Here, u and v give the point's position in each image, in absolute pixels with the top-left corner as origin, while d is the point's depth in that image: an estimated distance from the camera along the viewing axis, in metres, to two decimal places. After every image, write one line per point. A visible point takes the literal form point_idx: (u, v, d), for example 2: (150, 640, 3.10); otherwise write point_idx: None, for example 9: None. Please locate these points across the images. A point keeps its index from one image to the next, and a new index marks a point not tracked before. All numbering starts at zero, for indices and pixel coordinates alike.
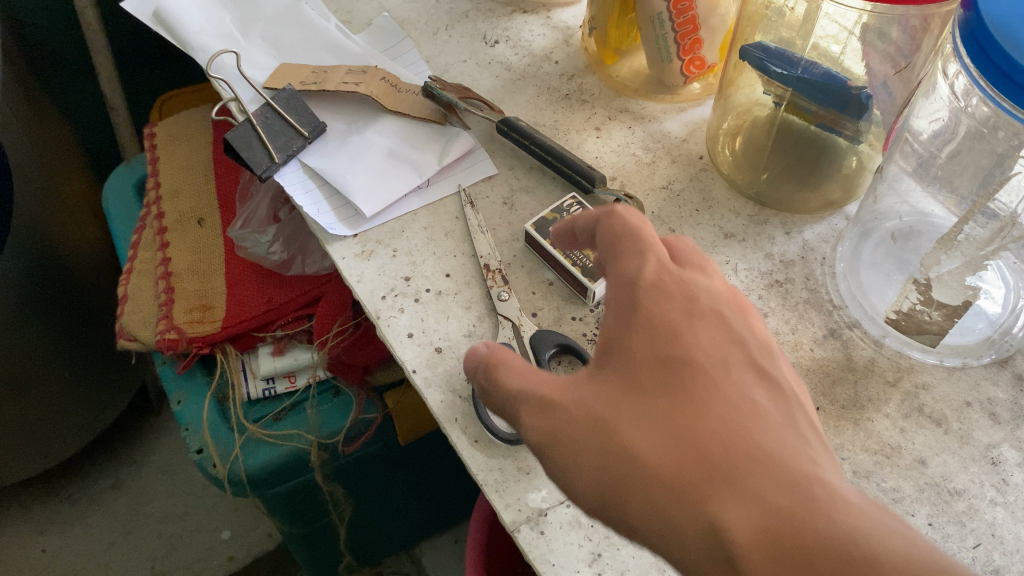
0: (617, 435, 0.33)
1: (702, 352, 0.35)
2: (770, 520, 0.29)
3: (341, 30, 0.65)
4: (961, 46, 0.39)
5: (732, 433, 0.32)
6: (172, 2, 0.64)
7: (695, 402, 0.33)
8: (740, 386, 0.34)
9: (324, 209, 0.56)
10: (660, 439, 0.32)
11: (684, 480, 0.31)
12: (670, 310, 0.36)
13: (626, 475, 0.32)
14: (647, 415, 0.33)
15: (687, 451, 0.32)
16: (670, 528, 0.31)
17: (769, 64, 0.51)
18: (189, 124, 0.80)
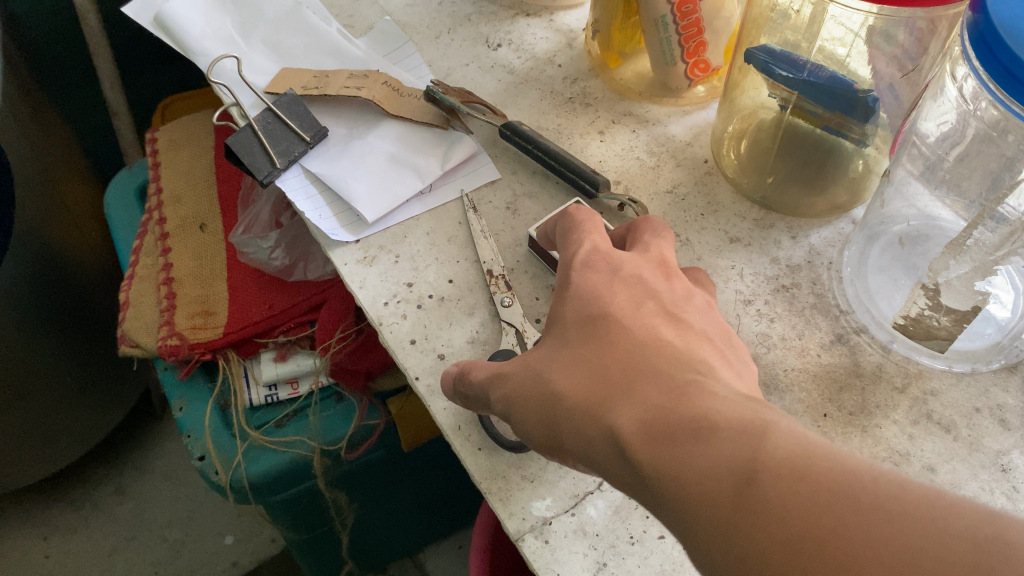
0: (541, 373, 0.38)
1: (621, 302, 0.40)
2: (653, 417, 0.33)
3: (343, 34, 0.65)
4: (968, 48, 0.39)
5: (636, 358, 0.36)
6: (173, 7, 0.63)
7: (611, 338, 0.38)
8: (653, 324, 0.38)
9: (326, 215, 0.56)
10: (577, 370, 0.37)
11: (592, 400, 0.36)
12: (597, 276, 0.41)
13: (552, 411, 0.37)
14: (567, 354, 0.38)
15: (597, 377, 0.36)
16: (586, 451, 0.35)
17: (775, 68, 0.50)
18: (191, 129, 0.80)
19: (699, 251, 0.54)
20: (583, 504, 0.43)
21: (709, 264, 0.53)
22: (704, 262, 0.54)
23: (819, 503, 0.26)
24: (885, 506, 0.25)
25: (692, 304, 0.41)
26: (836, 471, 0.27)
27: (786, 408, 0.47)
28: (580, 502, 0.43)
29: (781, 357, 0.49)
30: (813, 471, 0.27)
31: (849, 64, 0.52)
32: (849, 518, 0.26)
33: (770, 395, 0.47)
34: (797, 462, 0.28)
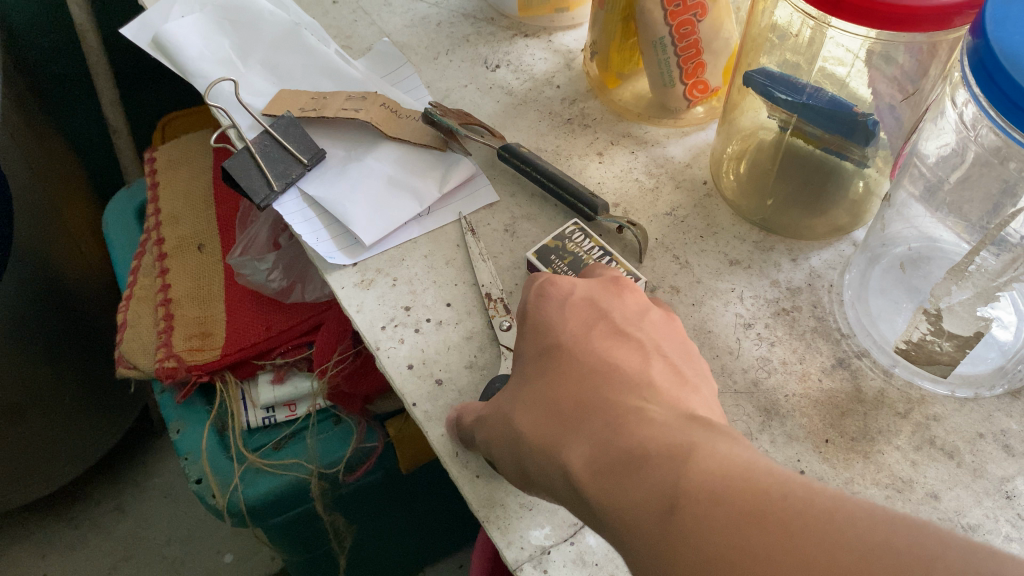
0: (504, 414, 0.40)
1: (573, 329, 0.41)
2: (599, 452, 0.34)
3: (341, 56, 0.64)
4: (969, 74, 0.38)
5: (586, 391, 0.38)
6: (170, 27, 0.63)
7: (564, 372, 0.39)
8: (605, 351, 0.40)
9: (324, 238, 0.55)
10: (533, 409, 0.39)
11: (544, 436, 0.37)
12: (549, 306, 0.43)
13: (515, 450, 0.39)
14: (524, 392, 0.40)
15: (551, 414, 0.38)
16: (546, 486, 0.37)
17: (774, 91, 0.50)
18: (189, 149, 0.80)
19: (699, 273, 0.54)
20: (582, 533, 0.42)
21: (709, 286, 0.53)
22: (703, 285, 0.53)
23: (734, 523, 0.28)
24: (791, 523, 0.27)
25: (650, 319, 0.42)
26: (747, 490, 0.29)
27: (788, 434, 0.46)
28: (579, 531, 0.42)
29: (782, 383, 0.49)
30: (730, 491, 0.29)
31: (848, 83, 0.53)
32: (756, 536, 0.27)
33: (771, 421, 0.47)
34: (723, 485, 0.30)
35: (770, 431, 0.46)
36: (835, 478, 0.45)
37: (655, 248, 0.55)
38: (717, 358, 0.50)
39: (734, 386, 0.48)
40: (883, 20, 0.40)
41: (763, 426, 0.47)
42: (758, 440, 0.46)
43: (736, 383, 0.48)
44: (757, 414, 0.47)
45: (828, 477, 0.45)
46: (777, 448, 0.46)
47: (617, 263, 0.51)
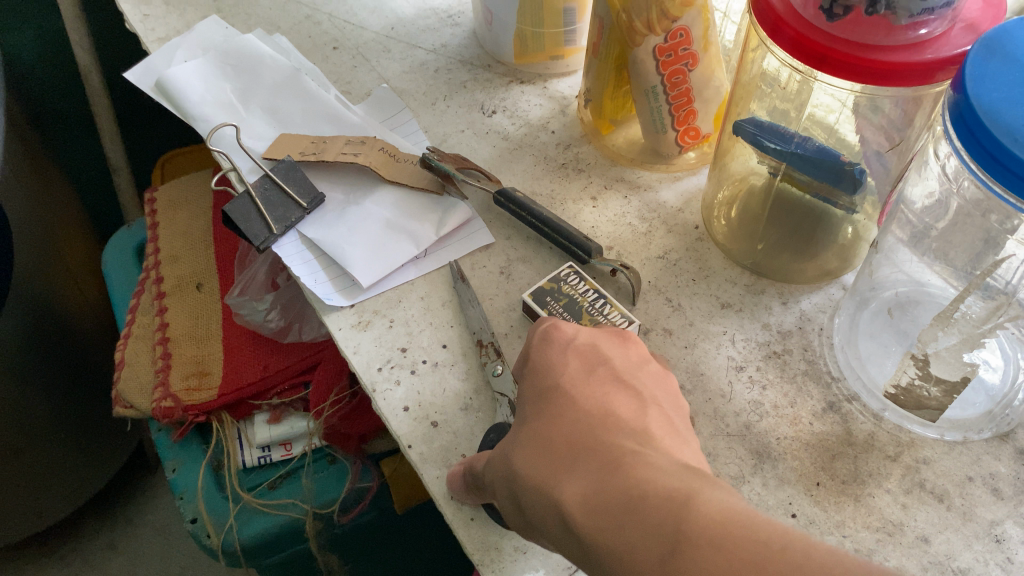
0: (501, 453, 0.40)
1: (573, 372, 0.42)
2: (595, 492, 0.35)
3: (341, 101, 0.66)
4: (951, 129, 0.40)
5: (581, 433, 0.38)
6: (174, 72, 0.65)
7: (561, 413, 0.40)
8: (603, 396, 0.40)
9: (321, 280, 0.56)
10: (528, 447, 0.39)
11: (538, 474, 0.38)
12: (551, 350, 0.44)
13: (508, 487, 0.39)
14: (521, 433, 0.40)
15: (546, 453, 0.38)
16: (537, 524, 0.37)
17: (763, 140, 0.51)
18: (190, 188, 0.81)
19: (691, 316, 0.55)
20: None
21: (701, 329, 0.54)
22: (695, 328, 0.54)
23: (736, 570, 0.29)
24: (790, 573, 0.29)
25: (648, 367, 0.43)
26: (747, 538, 0.30)
27: (779, 477, 0.47)
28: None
29: (774, 426, 0.49)
30: (732, 538, 0.30)
31: (838, 128, 0.54)
32: None
33: (763, 464, 0.47)
34: (723, 531, 0.31)
35: (761, 474, 0.47)
36: (826, 521, 0.45)
37: (648, 291, 0.56)
38: (710, 401, 0.50)
39: (726, 429, 0.49)
40: (867, 75, 0.41)
41: (754, 468, 0.47)
42: (749, 482, 0.47)
43: (728, 426, 0.49)
44: (749, 457, 0.48)
45: (819, 520, 0.45)
46: (769, 491, 0.46)
47: (610, 306, 0.52)
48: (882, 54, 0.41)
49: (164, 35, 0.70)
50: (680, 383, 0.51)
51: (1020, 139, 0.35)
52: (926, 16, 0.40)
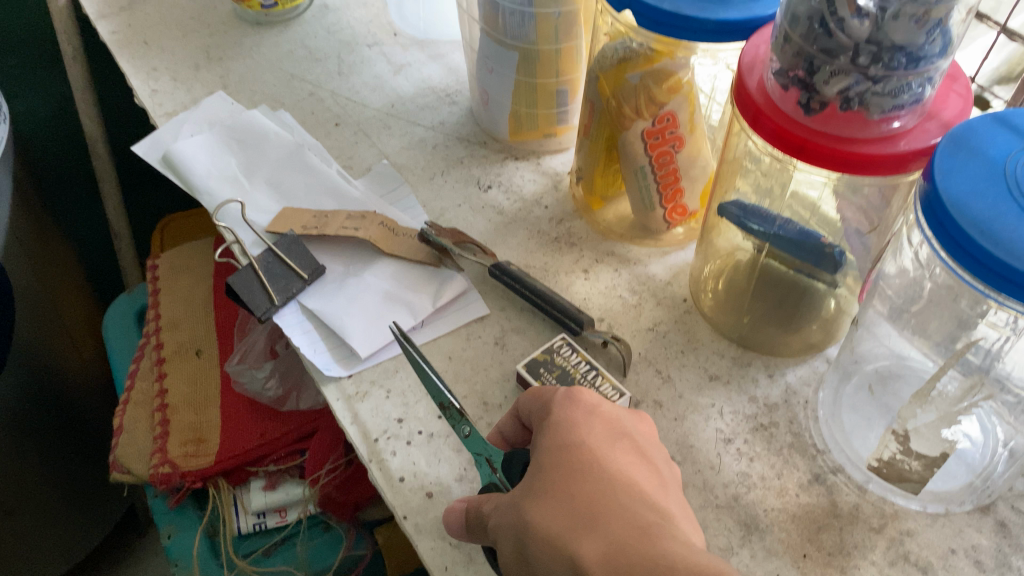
0: (515, 502, 0.41)
1: (599, 434, 0.43)
2: (615, 556, 0.38)
3: (343, 175, 0.68)
4: (921, 218, 0.42)
5: (603, 493, 0.40)
6: (182, 147, 0.67)
7: (582, 471, 0.41)
8: (623, 463, 0.42)
9: (321, 349, 0.58)
10: (547, 502, 0.40)
11: (555, 527, 0.39)
12: (576, 407, 0.44)
13: (517, 536, 0.40)
14: (537, 482, 0.41)
15: (569, 510, 0.39)
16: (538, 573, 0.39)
17: (748, 220, 0.55)
18: (191, 256, 0.82)
19: (680, 388, 0.56)
20: None
21: (690, 401, 0.55)
22: (685, 399, 0.56)
23: None
24: None
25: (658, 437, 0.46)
26: None
27: (767, 549, 0.48)
28: None
29: (761, 497, 0.50)
30: None
31: (820, 205, 0.56)
32: None
33: (751, 536, 0.49)
34: None
35: (750, 545, 0.48)
36: None
37: (638, 363, 0.58)
38: (699, 473, 0.52)
39: (715, 500, 0.50)
40: (841, 164, 0.44)
41: (743, 540, 0.48)
42: (738, 554, 0.48)
43: (717, 498, 0.50)
44: (737, 528, 0.49)
45: None
46: (757, 562, 0.47)
47: (602, 377, 0.53)
48: (856, 145, 0.43)
49: (172, 109, 0.73)
50: (670, 454, 0.53)
51: (986, 231, 0.38)
52: (897, 111, 0.42)
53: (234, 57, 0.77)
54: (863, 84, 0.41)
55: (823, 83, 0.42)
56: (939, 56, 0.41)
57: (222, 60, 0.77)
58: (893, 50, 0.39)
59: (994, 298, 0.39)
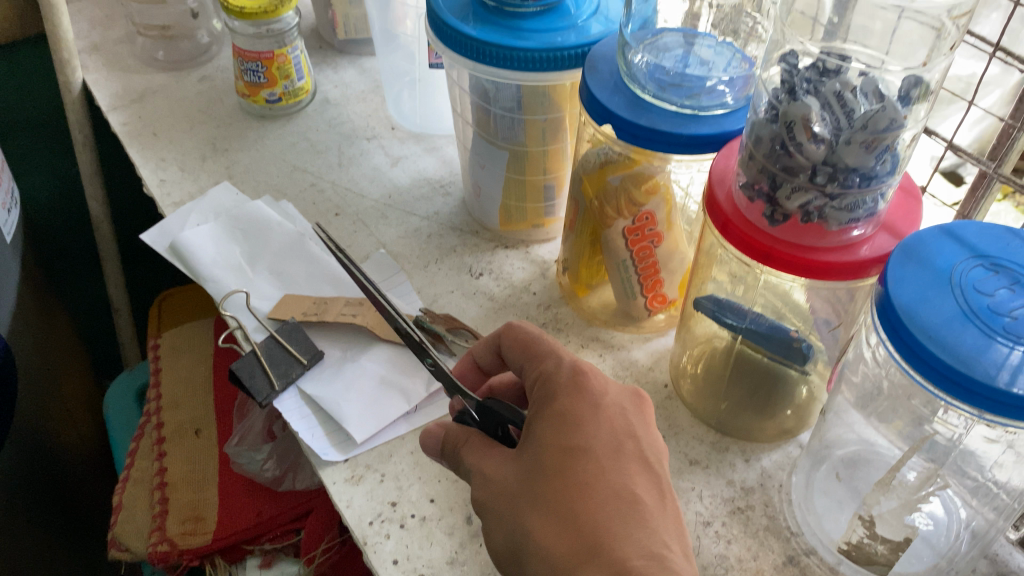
0: (518, 513, 0.43)
1: (603, 441, 0.45)
2: None
3: (342, 263, 0.72)
4: (877, 323, 0.46)
5: (605, 511, 0.42)
6: (188, 236, 0.71)
7: (585, 485, 0.43)
8: (628, 477, 0.44)
9: (318, 434, 0.60)
10: (547, 515, 0.42)
11: (558, 545, 0.41)
12: (582, 403, 0.47)
13: (517, 541, 0.43)
14: (541, 491, 0.43)
15: (574, 531, 0.42)
16: None
17: (722, 314, 0.59)
18: (192, 336, 0.86)
19: None
20: None
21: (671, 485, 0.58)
22: None
23: None
24: None
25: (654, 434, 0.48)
26: None
27: None
28: None
29: None
30: None
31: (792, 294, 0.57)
32: None
33: None
34: None
35: None
36: None
37: None
38: None
39: None
40: (803, 270, 0.47)
41: None
42: None
43: None
44: None
45: None
46: None
47: None
48: (817, 253, 0.47)
49: (179, 198, 0.76)
50: None
51: (935, 336, 0.41)
52: (853, 223, 0.46)
53: (239, 148, 0.82)
54: (821, 200, 0.45)
55: (785, 198, 0.46)
56: (889, 176, 0.45)
57: (228, 152, 0.81)
58: (847, 171, 0.44)
59: (941, 397, 0.43)
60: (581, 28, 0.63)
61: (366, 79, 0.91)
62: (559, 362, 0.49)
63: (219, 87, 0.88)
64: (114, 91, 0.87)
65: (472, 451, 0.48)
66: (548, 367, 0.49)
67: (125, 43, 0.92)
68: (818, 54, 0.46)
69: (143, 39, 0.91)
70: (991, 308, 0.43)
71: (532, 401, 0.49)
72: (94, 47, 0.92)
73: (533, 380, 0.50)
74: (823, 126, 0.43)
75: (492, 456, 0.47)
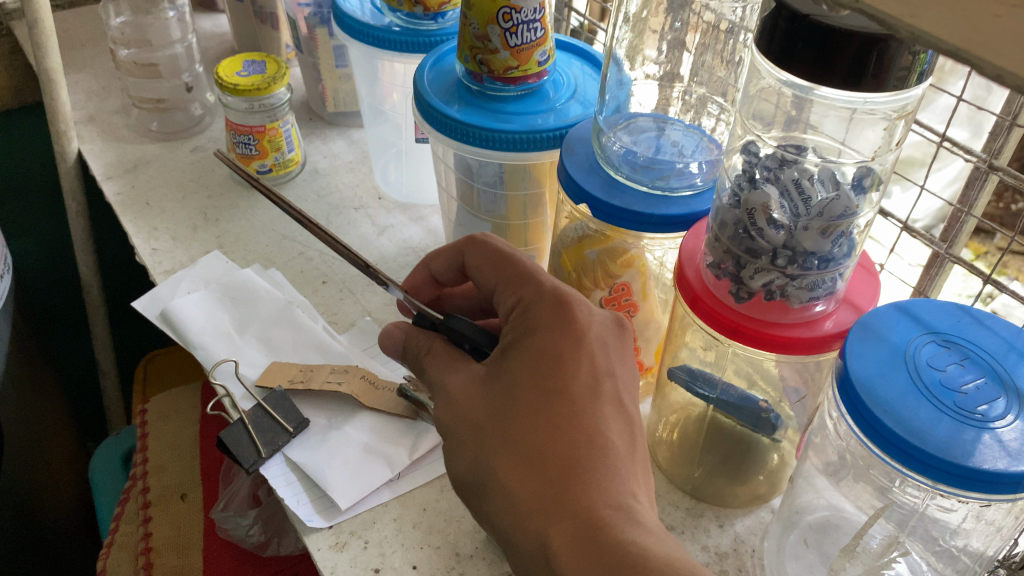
0: (488, 451, 0.46)
1: (582, 382, 0.46)
2: (574, 531, 0.42)
3: (328, 331, 0.74)
4: (839, 401, 0.48)
5: (574, 455, 0.44)
6: (178, 305, 0.73)
7: (557, 426, 0.45)
8: (601, 419, 0.45)
9: (304, 501, 0.61)
10: (513, 454, 0.45)
11: (522, 487, 0.44)
12: (563, 339, 0.48)
13: (482, 475, 0.46)
14: (512, 430, 0.45)
15: (539, 473, 0.44)
16: (500, 519, 0.45)
17: (695, 385, 0.61)
18: (179, 400, 0.87)
19: None
20: None
21: None
22: None
23: None
24: None
25: (629, 363, 0.50)
26: None
27: None
28: None
29: None
30: None
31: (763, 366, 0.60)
32: None
33: None
34: None
35: None
36: None
37: None
38: None
39: None
40: (768, 345, 0.50)
41: None
42: None
43: None
44: None
45: None
46: None
47: None
48: (781, 329, 0.50)
49: (171, 267, 0.78)
50: None
51: (890, 409, 0.44)
52: (814, 301, 0.49)
53: (230, 218, 0.84)
54: (783, 279, 0.48)
55: (749, 278, 0.49)
56: (846, 257, 0.48)
57: (218, 222, 0.84)
58: (806, 254, 0.47)
59: (898, 468, 0.45)
60: (560, 111, 0.67)
61: (354, 151, 0.94)
62: (530, 288, 0.51)
63: (211, 158, 0.91)
64: (108, 161, 0.90)
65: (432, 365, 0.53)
66: (529, 294, 0.51)
67: (120, 114, 0.95)
68: (776, 146, 0.49)
69: (138, 111, 0.94)
70: (943, 383, 0.45)
71: (510, 327, 0.50)
72: (90, 118, 0.95)
73: (513, 306, 0.51)
74: (782, 212, 0.46)
75: (464, 388, 0.49)
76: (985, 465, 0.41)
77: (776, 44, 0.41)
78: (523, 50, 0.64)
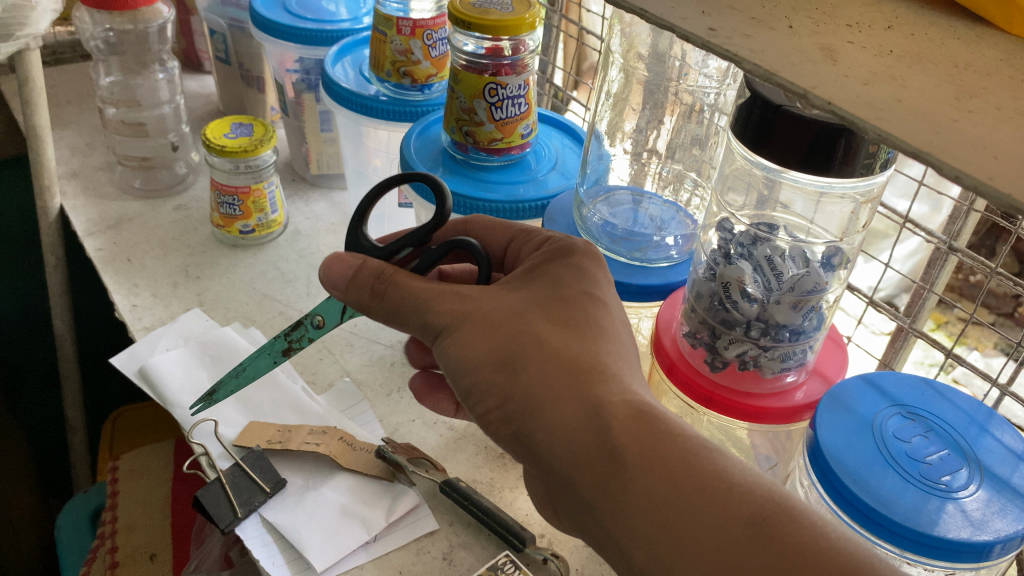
0: (531, 324, 0.44)
1: (619, 307, 0.48)
2: (637, 407, 0.41)
3: (307, 391, 0.74)
4: (810, 471, 0.50)
5: (620, 358, 0.45)
6: (158, 364, 0.73)
7: (604, 328, 0.46)
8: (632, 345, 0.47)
9: (279, 562, 0.61)
10: (559, 333, 0.44)
11: (574, 360, 0.43)
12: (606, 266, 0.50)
13: (519, 339, 0.43)
14: (559, 317, 0.45)
15: (589, 358, 0.43)
16: (535, 386, 0.42)
17: None
18: (152, 459, 0.88)
19: None
20: None
21: None
22: None
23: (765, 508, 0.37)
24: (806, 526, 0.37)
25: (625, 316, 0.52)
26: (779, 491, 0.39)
27: None
28: None
29: None
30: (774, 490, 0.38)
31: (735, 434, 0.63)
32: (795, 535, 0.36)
33: None
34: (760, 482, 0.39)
35: None
36: None
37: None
38: None
39: None
40: (741, 414, 0.52)
41: None
42: None
43: None
44: None
45: None
46: None
47: None
48: (755, 398, 0.51)
49: (150, 324, 0.79)
50: None
51: (858, 478, 0.45)
52: (787, 370, 0.51)
53: (211, 276, 0.85)
54: (756, 350, 0.50)
55: (724, 348, 0.51)
56: (816, 330, 0.50)
57: (199, 279, 0.85)
58: (778, 326, 0.49)
59: (864, 535, 0.46)
60: (541, 182, 0.69)
61: (336, 212, 0.96)
62: (547, 237, 0.53)
63: (193, 216, 0.92)
64: (91, 217, 0.90)
65: (409, 280, 0.46)
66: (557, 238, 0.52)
67: (104, 170, 0.96)
68: (749, 223, 0.52)
69: (123, 168, 0.95)
70: (908, 453, 0.47)
71: (535, 252, 0.51)
72: (74, 173, 0.96)
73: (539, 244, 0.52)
74: (755, 285, 0.48)
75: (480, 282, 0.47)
76: (948, 533, 0.43)
77: (750, 130, 0.44)
78: (507, 123, 0.66)
